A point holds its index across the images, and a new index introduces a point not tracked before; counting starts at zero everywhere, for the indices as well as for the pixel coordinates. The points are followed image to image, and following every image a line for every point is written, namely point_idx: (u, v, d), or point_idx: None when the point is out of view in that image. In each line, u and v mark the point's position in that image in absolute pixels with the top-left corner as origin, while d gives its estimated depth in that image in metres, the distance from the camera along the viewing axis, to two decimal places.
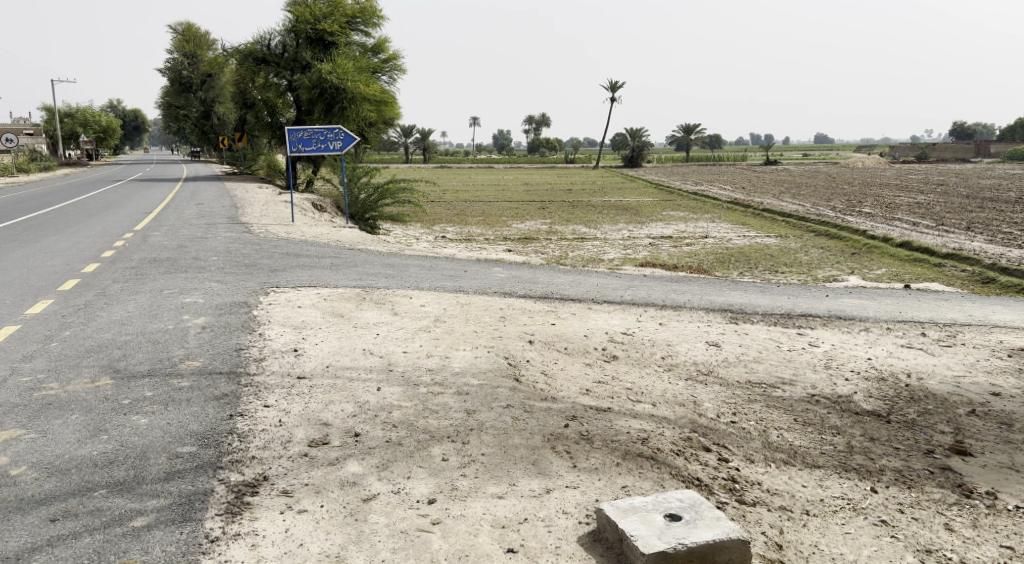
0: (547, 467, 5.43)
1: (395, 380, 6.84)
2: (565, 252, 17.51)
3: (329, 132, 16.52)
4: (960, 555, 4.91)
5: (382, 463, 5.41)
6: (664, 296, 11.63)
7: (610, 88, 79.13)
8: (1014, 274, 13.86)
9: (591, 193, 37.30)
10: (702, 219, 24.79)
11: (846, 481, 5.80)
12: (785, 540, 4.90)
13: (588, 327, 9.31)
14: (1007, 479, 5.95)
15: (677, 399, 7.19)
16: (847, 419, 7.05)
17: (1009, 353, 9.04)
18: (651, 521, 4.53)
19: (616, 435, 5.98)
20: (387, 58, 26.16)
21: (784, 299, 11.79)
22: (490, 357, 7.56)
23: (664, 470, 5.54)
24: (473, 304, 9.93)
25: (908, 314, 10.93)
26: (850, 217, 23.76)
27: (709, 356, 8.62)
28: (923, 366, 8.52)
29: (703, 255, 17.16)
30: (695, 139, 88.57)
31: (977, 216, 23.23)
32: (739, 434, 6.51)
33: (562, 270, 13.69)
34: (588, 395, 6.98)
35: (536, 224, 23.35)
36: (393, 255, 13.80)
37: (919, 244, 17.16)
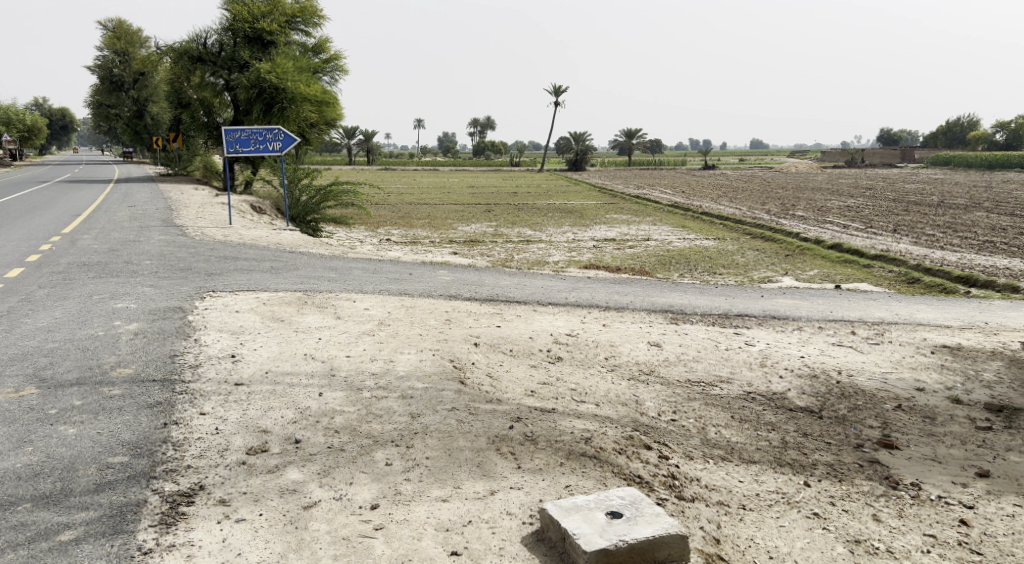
0: (491, 468, 5.44)
1: (338, 385, 6.75)
2: (510, 255, 17.57)
3: (268, 133, 16.21)
4: (887, 544, 5.11)
5: (323, 469, 5.33)
6: (608, 298, 11.77)
7: (554, 91, 79.70)
8: (937, 275, 14.53)
9: (535, 196, 37.51)
10: (644, 222, 25.20)
11: (781, 475, 5.99)
12: (722, 535, 5.02)
13: (532, 329, 9.37)
14: (930, 470, 6.23)
15: (620, 399, 7.30)
16: (781, 415, 7.27)
17: (932, 350, 9.48)
18: (593, 519, 4.58)
19: (560, 436, 6.03)
20: (328, 58, 25.88)
21: (722, 300, 12.09)
22: (434, 360, 7.54)
23: (607, 469, 5.61)
24: (417, 308, 9.86)
25: (838, 313, 11.36)
26: (785, 220, 24.54)
27: (651, 355, 8.78)
28: (853, 364, 8.85)
29: (645, 258, 17.45)
30: (637, 144, 89.99)
31: (902, 219, 24.29)
32: (679, 432, 6.65)
33: (507, 272, 13.73)
34: (532, 397, 7.02)
35: (481, 227, 23.38)
36: (336, 258, 13.60)
37: (849, 246, 17.84)
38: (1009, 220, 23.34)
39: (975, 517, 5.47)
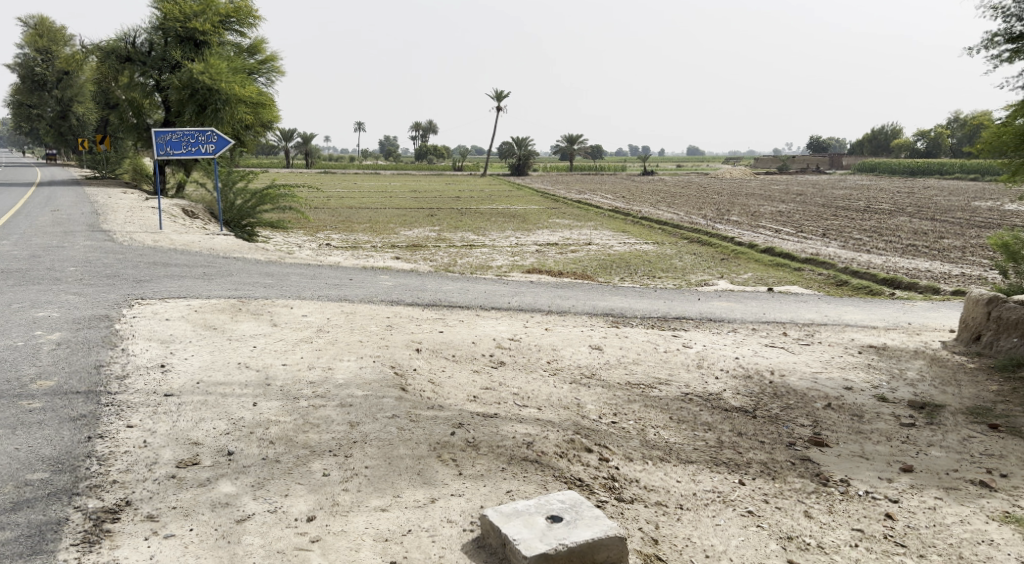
0: (432, 476, 5.38)
1: (273, 394, 6.58)
2: (453, 260, 17.51)
3: (201, 135, 15.74)
4: (817, 540, 5.26)
5: (258, 482, 5.18)
6: (550, 302, 11.82)
7: (496, 96, 79.85)
8: (864, 277, 15.11)
9: (478, 200, 37.49)
10: (585, 226, 25.47)
11: (717, 474, 6.12)
12: (660, 535, 5.09)
13: (475, 334, 9.34)
14: (858, 466, 6.45)
15: (562, 402, 7.33)
16: (717, 415, 7.44)
17: (859, 349, 9.85)
18: (534, 523, 4.57)
19: (502, 440, 6.01)
20: (264, 59, 25.31)
21: (661, 303, 12.30)
22: (375, 367, 7.43)
23: (548, 473, 5.62)
24: (357, 314, 9.70)
25: (772, 315, 11.70)
26: (720, 224, 25.17)
27: (592, 359, 8.86)
28: (786, 364, 9.13)
29: (587, 262, 17.62)
30: (579, 149, 90.95)
31: (832, 223, 25.23)
32: (619, 434, 6.72)
33: (449, 277, 13.68)
34: (475, 402, 6.99)
35: (424, 231, 23.25)
36: (273, 264, 13.29)
37: (781, 250, 18.39)
38: (929, 224, 24.51)
39: (899, 511, 5.68)
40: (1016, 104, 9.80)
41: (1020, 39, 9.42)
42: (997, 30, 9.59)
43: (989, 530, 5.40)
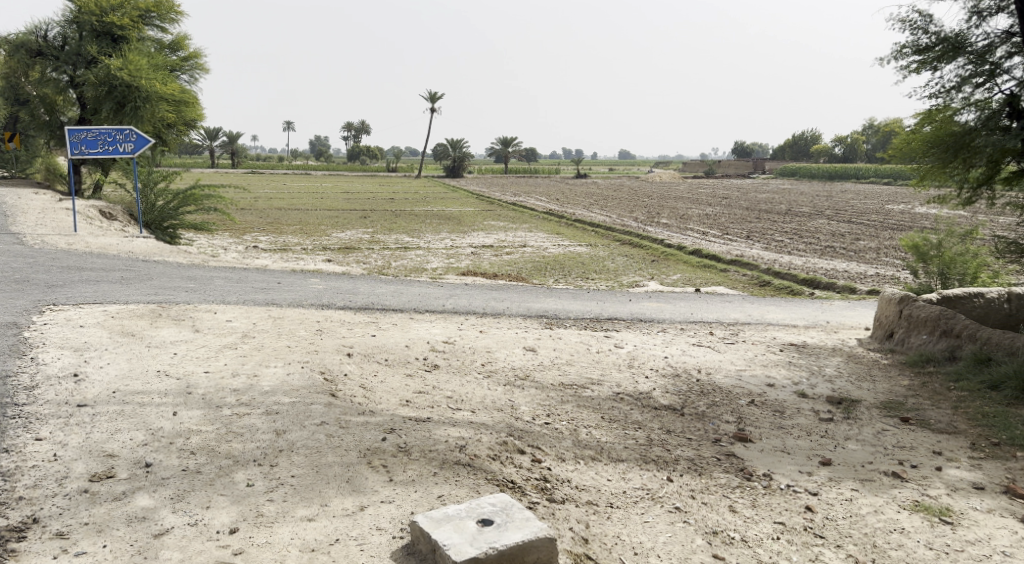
0: (361, 483, 5.27)
1: (195, 403, 6.35)
2: (387, 262, 17.31)
3: (118, 134, 15.09)
4: (741, 533, 5.39)
5: (177, 494, 4.99)
6: (484, 304, 11.83)
7: (430, 97, 79.45)
8: (785, 277, 15.70)
9: (411, 202, 37.23)
10: (520, 229, 25.59)
11: (647, 472, 6.23)
12: (590, 534, 5.13)
13: (409, 337, 9.25)
14: (780, 461, 6.68)
15: (495, 404, 7.33)
16: (647, 414, 7.58)
17: (781, 347, 10.22)
18: (464, 528, 4.50)
19: (434, 445, 5.95)
20: (187, 56, 24.51)
21: (593, 304, 12.47)
22: (303, 372, 7.26)
23: (480, 477, 5.60)
24: (285, 318, 9.46)
25: (699, 315, 12.02)
26: (651, 227, 25.71)
27: (526, 360, 8.90)
28: (713, 363, 9.38)
29: (521, 264, 17.72)
30: (513, 152, 91.40)
31: (756, 226, 26.12)
32: (552, 434, 6.77)
33: (382, 280, 13.50)
34: (407, 406, 6.91)
35: (356, 233, 22.90)
36: (196, 267, 12.86)
37: (708, 251, 18.90)
38: (846, 227, 25.66)
39: (818, 503, 5.89)
40: (923, 113, 10.32)
41: (925, 51, 9.95)
42: (905, 42, 10.10)
43: (901, 519, 5.63)
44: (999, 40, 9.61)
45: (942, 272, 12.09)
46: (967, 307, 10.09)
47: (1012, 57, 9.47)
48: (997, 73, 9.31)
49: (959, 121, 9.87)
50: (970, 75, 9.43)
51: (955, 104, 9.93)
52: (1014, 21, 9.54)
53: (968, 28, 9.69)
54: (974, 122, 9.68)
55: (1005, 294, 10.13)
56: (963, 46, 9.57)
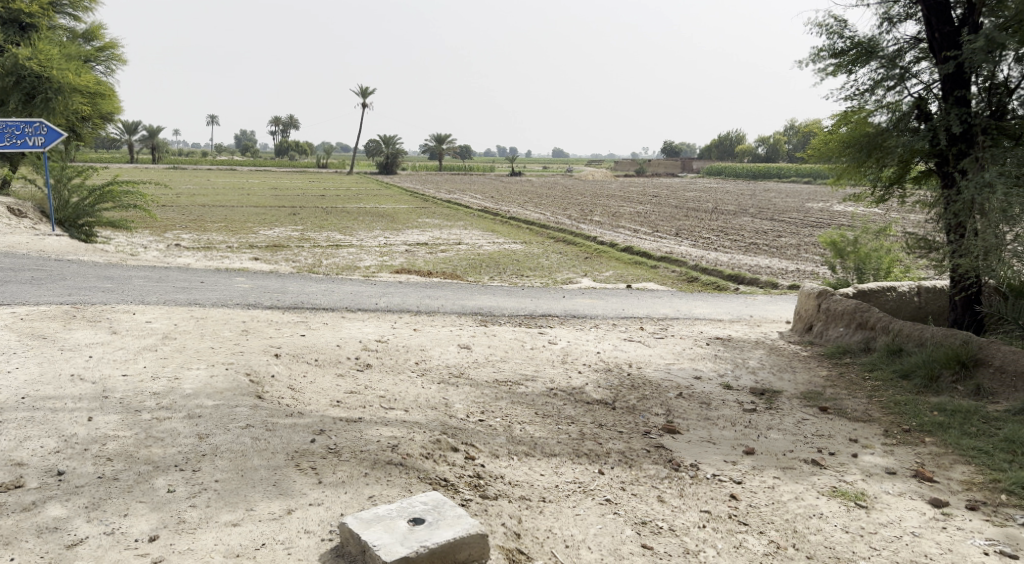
0: (289, 486, 5.14)
1: (112, 407, 6.09)
2: (317, 260, 16.97)
3: (27, 126, 14.31)
4: (669, 523, 5.50)
5: (92, 503, 4.77)
6: (419, 302, 11.74)
7: (361, 93, 78.18)
8: (712, 273, 16.15)
9: (343, 199, 36.65)
10: (455, 226, 25.52)
11: (579, 466, 6.31)
12: (522, 529, 5.15)
13: (340, 336, 9.10)
14: (707, 451, 6.87)
15: (429, 403, 7.28)
16: (580, 409, 7.68)
17: (708, 341, 10.52)
18: (394, 528, 4.40)
19: (365, 445, 5.85)
20: (102, 46, 23.50)
21: (527, 301, 12.54)
22: (229, 374, 7.05)
23: (412, 476, 5.52)
24: (209, 319, 9.16)
25: (629, 310, 12.24)
26: (583, 224, 25.99)
27: (460, 358, 8.88)
28: (643, 357, 9.57)
29: (456, 261, 17.67)
30: (447, 149, 90.95)
31: (684, 223, 26.81)
32: (486, 431, 6.77)
33: (312, 278, 13.23)
34: (338, 406, 6.79)
35: (285, 231, 22.36)
36: (114, 267, 12.32)
37: (638, 249, 19.26)
38: (769, 224, 26.60)
39: (742, 491, 6.07)
40: (839, 114, 10.77)
41: (841, 55, 10.38)
42: (822, 46, 10.52)
43: (820, 504, 5.85)
44: (908, 45, 10.13)
45: (857, 267, 12.65)
46: (880, 300, 10.59)
47: (920, 61, 10.00)
48: (907, 76, 9.79)
49: (873, 123, 10.34)
50: (882, 78, 9.89)
51: (869, 107, 10.41)
52: (921, 27, 10.07)
53: (880, 34, 10.17)
54: (887, 123, 10.16)
55: (915, 287, 10.69)
56: (875, 50, 10.04)
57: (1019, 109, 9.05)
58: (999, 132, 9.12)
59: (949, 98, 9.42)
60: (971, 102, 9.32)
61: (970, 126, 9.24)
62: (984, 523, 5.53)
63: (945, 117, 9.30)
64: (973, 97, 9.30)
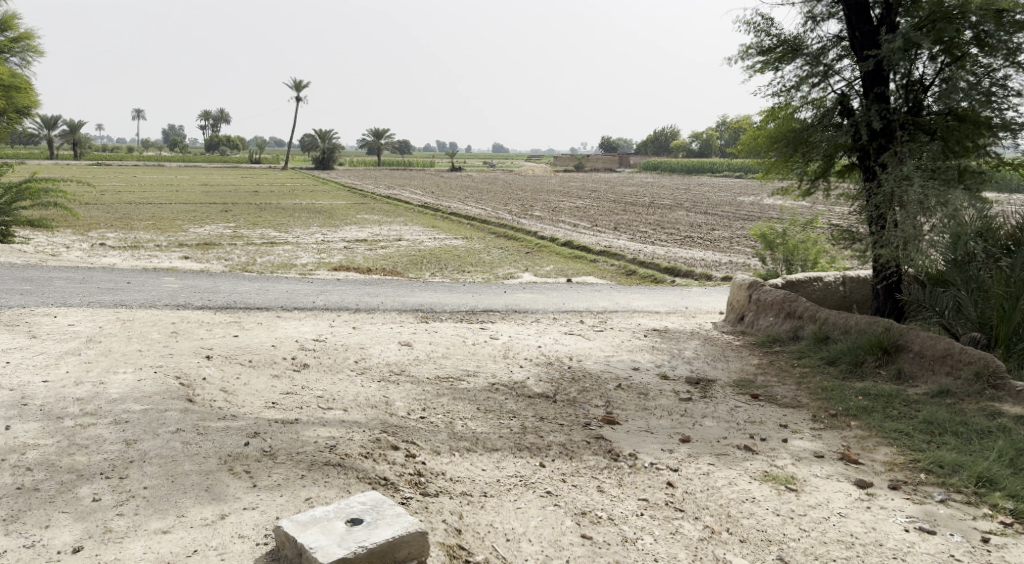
0: (222, 491, 5.00)
1: (31, 415, 5.83)
2: (251, 258, 16.56)
3: None
4: (608, 512, 5.58)
5: (10, 516, 4.56)
6: (358, 299, 11.59)
7: (295, 86, 76.51)
8: (650, 266, 16.46)
9: (277, 195, 35.88)
10: (395, 222, 25.30)
11: (519, 460, 6.34)
12: (463, 525, 5.15)
13: (275, 336, 8.90)
14: (644, 440, 7.00)
15: (369, 401, 7.19)
16: (521, 403, 7.72)
17: (645, 333, 10.71)
18: (331, 530, 4.32)
19: (302, 447, 5.74)
20: (17, 37, 22.38)
21: (468, 297, 12.51)
22: (157, 377, 6.82)
23: (351, 475, 5.42)
24: (137, 321, 8.83)
25: (569, 304, 12.36)
26: (524, 220, 26.08)
27: (401, 355, 8.81)
28: (582, 350, 9.69)
29: (397, 257, 17.52)
30: (386, 144, 89.87)
31: (622, 218, 27.22)
32: (427, 428, 6.74)
33: (245, 277, 12.90)
34: (273, 408, 6.65)
35: (217, 228, 21.74)
36: (33, 267, 11.76)
37: (578, 243, 19.47)
38: (703, 218, 27.24)
39: (679, 478, 6.21)
40: (768, 110, 11.13)
41: (768, 52, 10.68)
42: (750, 43, 10.82)
43: (753, 489, 6.03)
44: (831, 43, 10.49)
45: (787, 259, 13.10)
46: (807, 290, 10.97)
47: (842, 59, 10.37)
48: (829, 74, 10.16)
49: (799, 119, 10.70)
50: (807, 75, 10.23)
51: (795, 103, 10.76)
52: (842, 26, 10.45)
53: (805, 32, 10.51)
54: (812, 119, 10.52)
55: (840, 277, 11.12)
56: (800, 48, 10.36)
57: (934, 106, 9.51)
58: (916, 127, 9.56)
59: (870, 95, 9.81)
60: (890, 98, 9.68)
61: (890, 121, 9.64)
62: (905, 501, 5.79)
63: (866, 113, 9.68)
64: (892, 93, 9.66)
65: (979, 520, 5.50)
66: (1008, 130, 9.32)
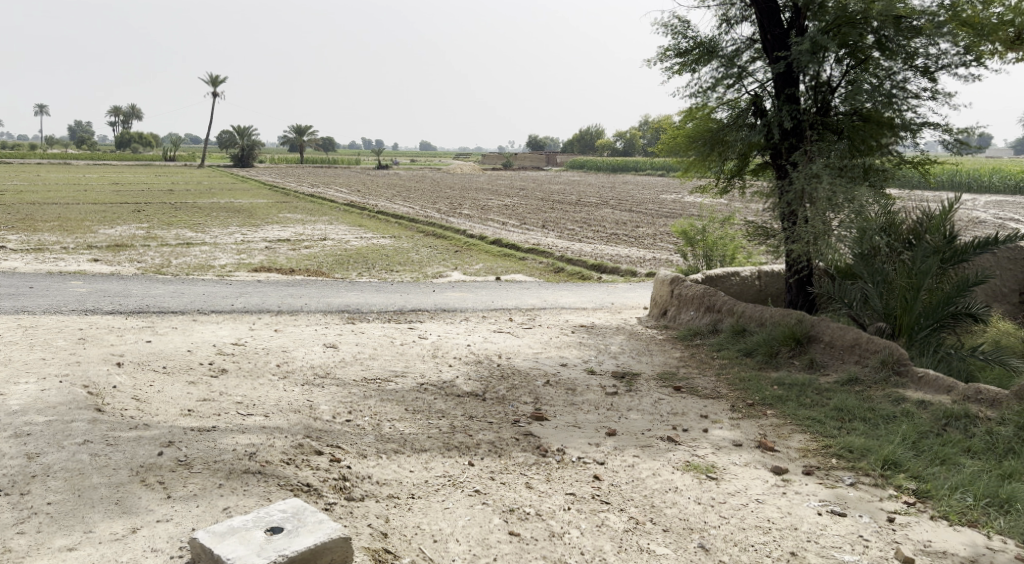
0: (133, 503, 4.79)
1: None
2: (166, 260, 15.91)
3: None
4: (535, 508, 5.62)
5: None
6: (281, 301, 11.29)
7: (212, 81, 73.99)
8: (578, 263, 16.67)
9: (194, 194, 34.62)
10: (319, 221, 24.79)
11: (448, 459, 6.31)
12: (389, 528, 5.09)
13: (193, 341, 8.59)
14: (571, 435, 7.08)
15: (292, 406, 7.02)
16: (450, 402, 7.69)
17: (573, 329, 10.84)
18: (250, 539, 4.19)
19: (220, 455, 5.55)
20: None
21: (396, 297, 12.37)
22: (63, 387, 6.47)
23: (272, 483, 5.27)
24: (40, 328, 8.38)
25: (498, 302, 12.38)
26: (452, 218, 26.00)
27: (326, 358, 8.64)
28: (511, 348, 9.73)
29: (322, 257, 17.17)
30: (310, 141, 87.91)
31: (549, 215, 27.48)
32: (353, 432, 6.63)
33: (160, 280, 12.41)
34: (190, 416, 6.41)
35: (129, 229, 20.81)
36: None
37: (507, 241, 19.54)
38: (628, 215, 27.77)
39: (605, 471, 6.31)
40: (686, 110, 11.42)
41: (685, 53, 10.97)
42: (668, 45, 11.06)
43: (675, 479, 6.19)
44: (745, 46, 10.86)
45: (706, 254, 13.50)
46: (725, 285, 11.33)
47: (755, 61, 10.75)
48: (743, 75, 10.51)
49: (715, 119, 11.03)
50: (722, 76, 10.57)
51: (711, 103, 11.09)
52: (755, 29, 10.82)
53: (719, 34, 10.83)
54: (727, 119, 10.85)
55: (756, 272, 11.53)
56: (715, 50, 10.69)
57: (840, 107, 9.97)
58: (824, 128, 10.01)
59: (780, 97, 10.20)
60: (800, 99, 10.14)
61: (800, 122, 10.05)
62: (817, 486, 6.05)
63: (777, 114, 10.05)
64: (801, 95, 10.08)
65: (886, 500, 5.79)
66: (907, 130, 9.97)
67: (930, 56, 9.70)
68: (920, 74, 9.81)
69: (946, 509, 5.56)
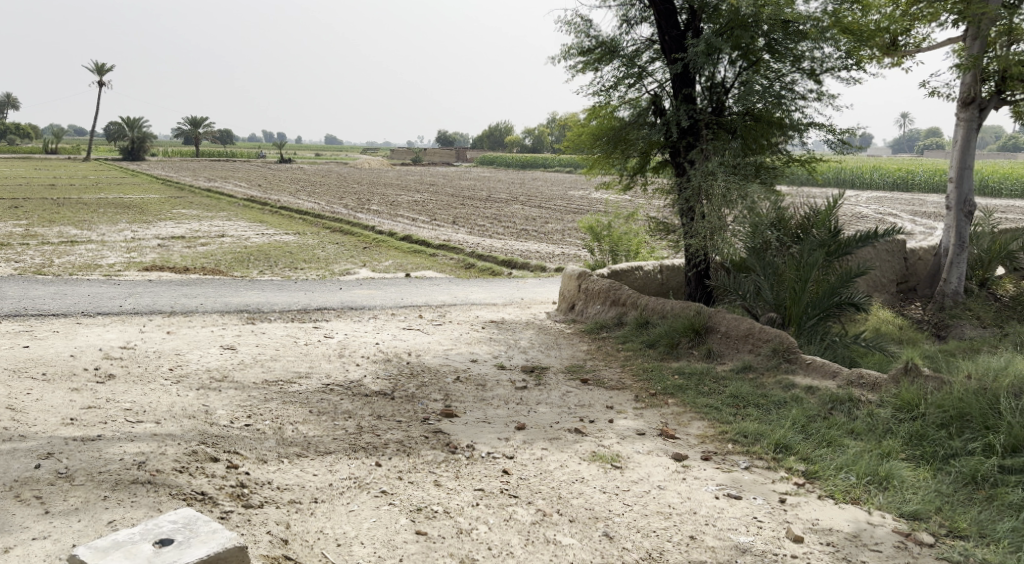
0: (7, 521, 4.46)
1: None
2: (48, 259, 14.89)
3: None
4: (443, 506, 5.58)
5: None
6: (175, 302, 10.78)
7: (98, 70, 69.65)
8: (488, 259, 16.69)
9: (80, 189, 32.50)
10: (218, 218, 23.80)
11: (354, 461, 6.19)
12: (291, 534, 4.94)
13: (76, 346, 8.08)
14: (479, 431, 7.09)
15: (186, 412, 6.70)
16: (357, 402, 7.55)
17: (482, 325, 10.86)
18: (137, 553, 3.97)
19: (106, 465, 5.23)
20: None
21: (300, 295, 12.03)
22: None
23: (164, 493, 5.02)
24: None
25: (408, 299, 12.25)
26: (360, 214, 25.50)
27: (224, 360, 8.31)
28: (419, 345, 9.64)
29: (220, 255, 16.49)
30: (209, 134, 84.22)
31: (460, 211, 27.40)
32: (253, 436, 6.40)
33: (38, 280, 11.62)
34: (73, 425, 6.03)
35: (5, 227, 19.34)
36: None
37: (417, 237, 19.35)
38: (537, 211, 28.02)
39: (514, 466, 6.35)
40: (590, 109, 11.54)
41: (587, 52, 11.14)
42: (571, 44, 11.21)
43: (581, 470, 6.30)
44: (644, 46, 11.14)
45: (612, 250, 13.80)
46: (630, 279, 11.63)
47: (654, 61, 11.06)
48: (643, 75, 10.81)
49: (618, 117, 11.26)
50: (623, 76, 10.83)
51: (613, 102, 11.32)
52: (654, 30, 11.12)
53: (620, 35, 11.06)
54: (629, 118, 11.12)
55: (658, 266, 11.88)
56: (616, 50, 10.92)
57: (734, 107, 10.31)
58: (719, 127, 10.38)
59: (678, 96, 10.53)
60: (697, 99, 10.50)
61: (696, 121, 10.42)
62: (715, 470, 6.29)
63: (676, 113, 10.38)
64: (697, 95, 10.46)
65: (778, 482, 6.09)
66: (795, 130, 10.51)
67: (816, 60, 10.25)
68: (806, 76, 10.35)
69: (832, 488, 5.90)
